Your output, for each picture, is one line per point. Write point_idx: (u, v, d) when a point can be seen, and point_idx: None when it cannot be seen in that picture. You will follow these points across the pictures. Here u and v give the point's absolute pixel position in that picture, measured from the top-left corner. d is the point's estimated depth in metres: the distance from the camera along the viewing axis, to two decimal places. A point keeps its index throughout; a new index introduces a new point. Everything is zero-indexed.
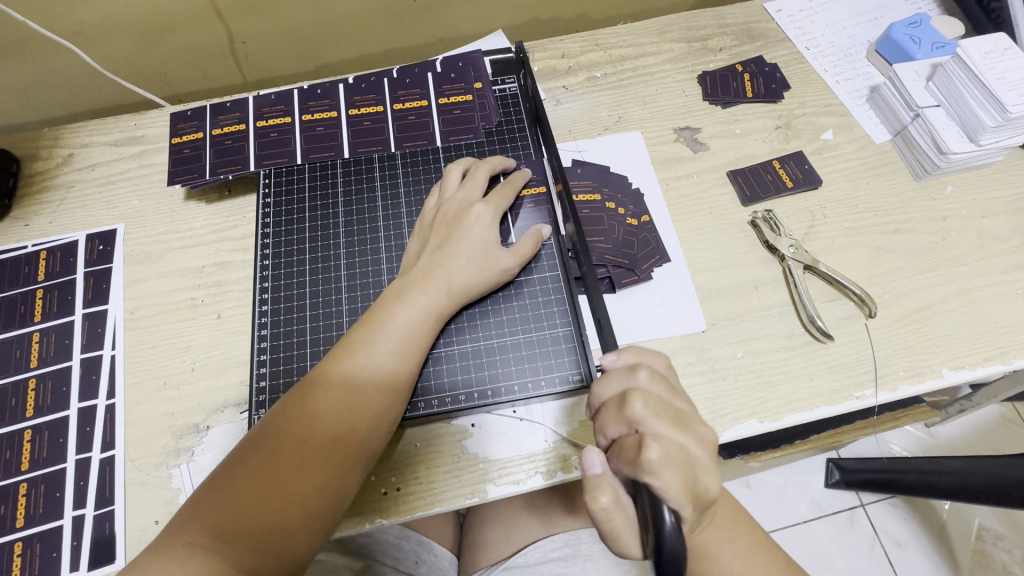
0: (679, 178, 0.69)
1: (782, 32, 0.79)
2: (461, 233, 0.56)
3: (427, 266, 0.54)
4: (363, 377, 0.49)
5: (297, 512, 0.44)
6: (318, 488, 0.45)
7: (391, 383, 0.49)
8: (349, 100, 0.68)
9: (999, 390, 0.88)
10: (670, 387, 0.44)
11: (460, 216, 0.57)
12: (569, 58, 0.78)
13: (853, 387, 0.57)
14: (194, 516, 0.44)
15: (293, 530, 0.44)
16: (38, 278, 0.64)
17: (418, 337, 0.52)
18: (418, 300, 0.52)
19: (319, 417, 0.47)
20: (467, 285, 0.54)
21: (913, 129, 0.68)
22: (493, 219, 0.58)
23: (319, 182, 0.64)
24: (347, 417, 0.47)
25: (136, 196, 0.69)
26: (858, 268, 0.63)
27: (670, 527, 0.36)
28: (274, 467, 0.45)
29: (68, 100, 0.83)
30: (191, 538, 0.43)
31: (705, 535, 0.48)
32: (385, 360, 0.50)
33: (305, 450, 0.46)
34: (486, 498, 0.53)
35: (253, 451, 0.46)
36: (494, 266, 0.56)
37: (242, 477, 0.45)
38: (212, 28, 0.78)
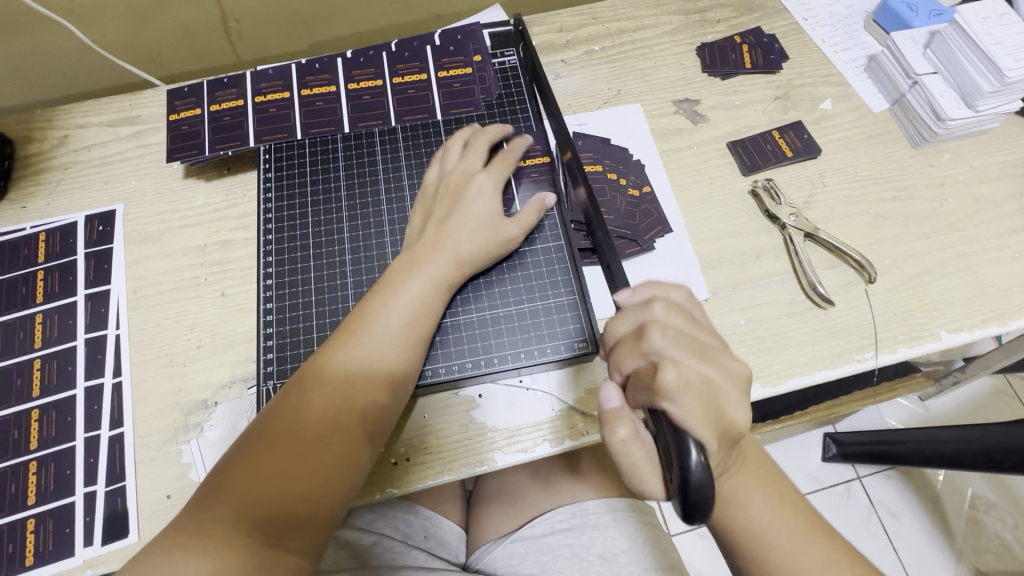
0: (680, 150, 0.69)
1: (780, 3, 0.79)
2: (466, 204, 0.56)
3: (432, 238, 0.54)
4: (379, 349, 0.49)
5: (321, 486, 0.45)
6: (339, 461, 0.46)
7: (405, 354, 0.50)
8: (348, 74, 0.67)
9: (992, 361, 0.90)
10: (688, 317, 0.44)
11: (464, 186, 0.57)
12: (567, 32, 0.77)
13: (854, 351, 0.58)
14: (214, 493, 0.43)
15: (318, 502, 0.45)
16: (38, 260, 0.64)
17: (429, 309, 0.52)
18: (428, 271, 0.53)
19: (336, 392, 0.47)
20: (474, 253, 0.55)
21: (911, 97, 0.68)
22: (496, 189, 0.58)
23: (319, 157, 0.64)
24: (365, 390, 0.48)
25: (134, 176, 0.68)
26: (858, 235, 0.64)
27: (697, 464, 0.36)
28: (294, 444, 0.45)
29: (60, 81, 0.81)
30: (215, 513, 0.42)
31: (733, 482, 0.48)
32: (397, 333, 0.50)
33: (325, 425, 0.46)
34: (495, 466, 0.54)
35: (270, 431, 0.45)
36: (500, 235, 0.56)
37: (260, 457, 0.44)
38: (205, 5, 0.77)
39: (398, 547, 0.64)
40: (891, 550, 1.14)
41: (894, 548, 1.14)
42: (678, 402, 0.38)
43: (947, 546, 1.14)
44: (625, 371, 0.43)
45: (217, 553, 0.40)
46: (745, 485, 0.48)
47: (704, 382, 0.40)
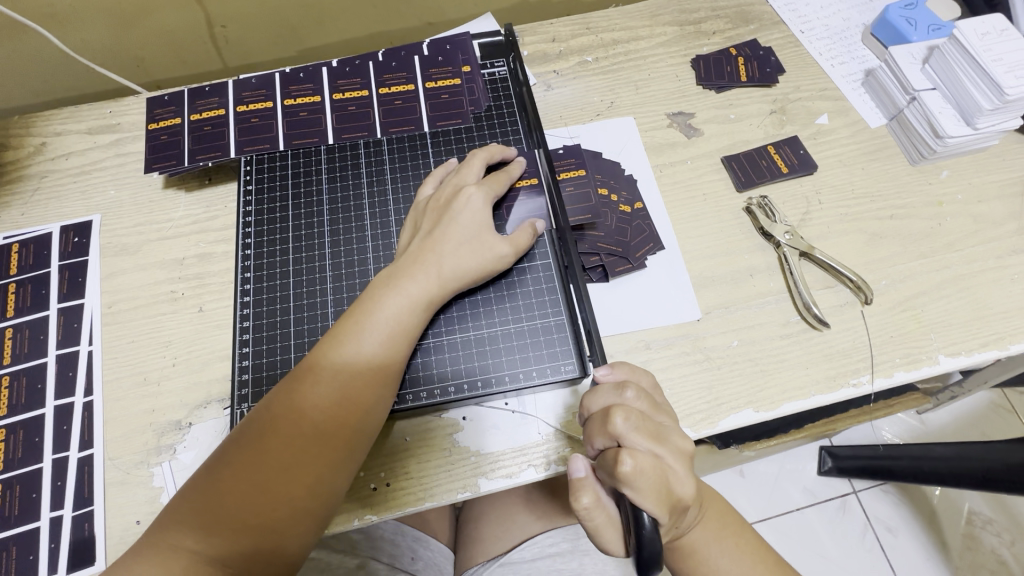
0: (673, 164, 0.67)
1: (776, 15, 0.78)
2: (453, 218, 0.54)
3: (417, 254, 0.53)
4: (353, 370, 0.47)
5: (287, 510, 0.43)
6: (308, 484, 0.44)
7: (383, 375, 0.48)
8: (333, 83, 0.65)
9: (987, 376, 0.91)
10: (655, 403, 0.44)
11: (451, 201, 0.55)
12: (560, 42, 0.76)
13: (849, 375, 0.57)
14: (179, 517, 0.42)
15: (281, 531, 0.43)
16: (10, 272, 0.62)
17: (408, 327, 0.50)
18: (409, 288, 0.51)
19: (308, 411, 0.45)
20: (458, 270, 0.53)
21: (909, 113, 0.67)
22: (485, 204, 0.56)
23: (302, 169, 0.62)
24: (336, 410, 0.46)
25: (112, 186, 0.67)
26: (854, 254, 0.62)
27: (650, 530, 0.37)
28: (264, 464, 0.43)
29: (40, 87, 0.80)
30: (178, 539, 0.41)
31: (692, 535, 0.47)
32: (372, 352, 0.48)
33: (296, 446, 0.44)
34: (478, 492, 0.52)
35: (239, 449, 0.44)
36: (489, 254, 0.54)
37: (230, 476, 0.43)
38: (190, 11, 0.75)
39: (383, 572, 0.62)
40: (887, 567, 1.12)
41: (890, 565, 1.12)
42: (635, 486, 0.38)
43: (944, 564, 1.12)
44: (594, 448, 0.42)
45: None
46: (705, 536, 0.47)
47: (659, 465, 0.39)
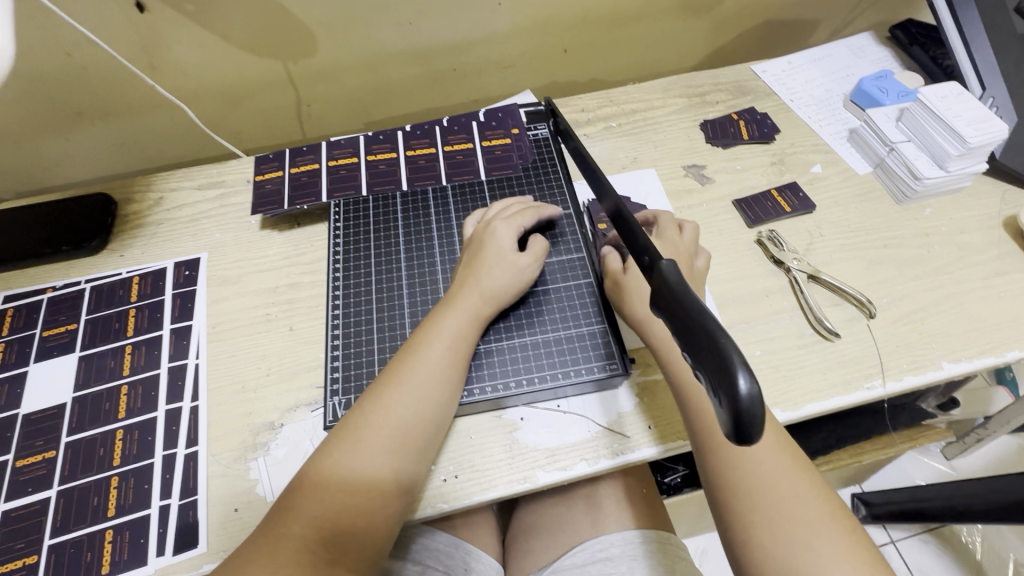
0: (691, 206, 0.79)
1: (768, 88, 0.93)
2: (484, 248, 0.65)
3: (464, 281, 0.64)
4: (426, 372, 0.56)
5: (373, 506, 0.51)
6: (388, 476, 0.52)
7: (447, 376, 0.57)
8: (406, 143, 0.80)
9: (1012, 416, 1.01)
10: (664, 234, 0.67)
11: (484, 235, 0.67)
12: (588, 112, 0.91)
13: (863, 379, 0.64)
14: (283, 512, 0.49)
15: (374, 516, 0.50)
16: (131, 299, 0.73)
17: (468, 335, 0.60)
18: (464, 304, 0.61)
19: (380, 412, 0.54)
20: (499, 289, 0.63)
21: (890, 161, 0.78)
22: (508, 231, 0.67)
23: (381, 209, 0.75)
24: (408, 407, 0.54)
25: (217, 230, 0.79)
26: (856, 277, 0.71)
27: (747, 388, 0.32)
28: (352, 462, 0.51)
29: (157, 154, 0.96)
30: (285, 530, 0.48)
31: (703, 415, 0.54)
32: (441, 357, 0.58)
33: (378, 441, 0.52)
34: (538, 483, 0.58)
35: (324, 455, 0.52)
36: (517, 270, 0.64)
37: (321, 476, 0.51)
38: (284, 92, 0.92)
39: None
40: None
41: None
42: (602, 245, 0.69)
43: None
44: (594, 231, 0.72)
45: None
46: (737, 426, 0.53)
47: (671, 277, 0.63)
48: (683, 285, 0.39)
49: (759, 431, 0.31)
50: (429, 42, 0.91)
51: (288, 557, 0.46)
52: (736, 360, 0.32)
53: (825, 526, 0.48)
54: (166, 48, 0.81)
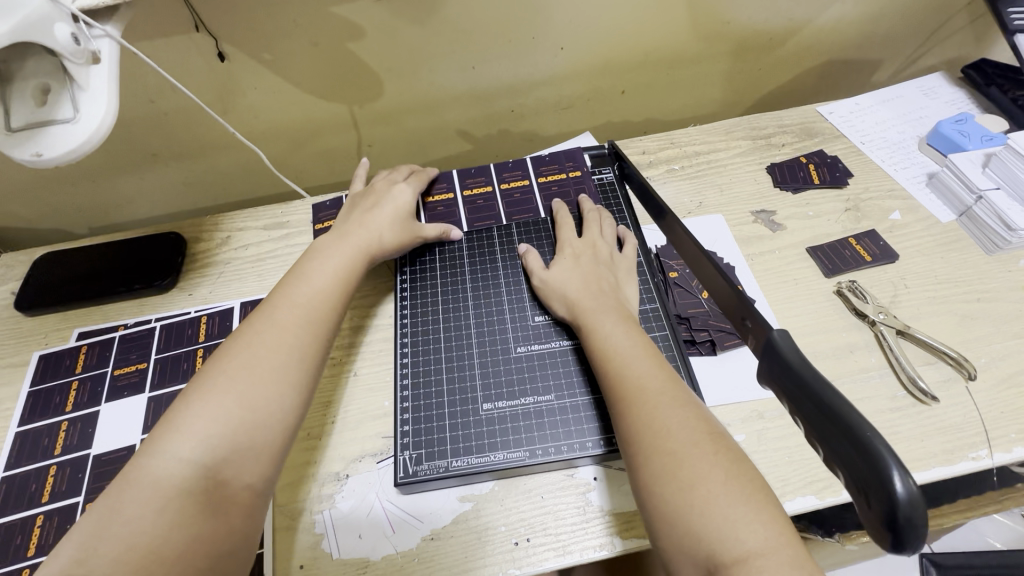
0: (763, 253, 0.76)
1: (837, 130, 0.90)
2: (385, 200, 0.72)
3: (356, 224, 0.69)
4: (304, 296, 0.59)
5: (265, 415, 0.50)
6: (282, 386, 0.52)
7: (321, 316, 0.59)
8: (463, 182, 0.81)
9: None
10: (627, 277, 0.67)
11: (385, 191, 0.74)
12: (650, 154, 0.90)
13: (967, 448, 0.59)
14: (163, 430, 0.48)
15: (264, 424, 0.50)
16: (198, 339, 0.73)
17: (352, 267, 0.64)
18: (353, 241, 0.66)
19: (261, 347, 0.54)
20: (387, 237, 0.69)
21: (978, 209, 0.74)
22: (410, 194, 0.74)
23: (447, 253, 0.74)
24: (301, 324, 0.57)
25: (282, 271, 0.80)
26: (949, 333, 0.67)
27: (905, 488, 0.30)
28: (243, 392, 0.50)
29: (222, 192, 0.99)
30: (165, 444, 0.46)
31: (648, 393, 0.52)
32: (319, 285, 0.61)
33: (271, 351, 0.54)
34: (615, 551, 0.55)
35: (201, 390, 0.50)
36: (408, 224, 0.71)
37: (211, 385, 0.50)
38: (347, 134, 0.94)
39: None
40: None
41: None
42: (593, 228, 0.72)
43: None
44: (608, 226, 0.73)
45: (169, 520, 0.43)
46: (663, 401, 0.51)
47: (610, 273, 0.66)
48: (803, 362, 0.38)
49: (924, 541, 0.29)
50: (489, 85, 0.92)
51: (170, 483, 0.44)
52: (889, 457, 0.30)
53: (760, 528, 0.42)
54: (242, 94, 0.84)
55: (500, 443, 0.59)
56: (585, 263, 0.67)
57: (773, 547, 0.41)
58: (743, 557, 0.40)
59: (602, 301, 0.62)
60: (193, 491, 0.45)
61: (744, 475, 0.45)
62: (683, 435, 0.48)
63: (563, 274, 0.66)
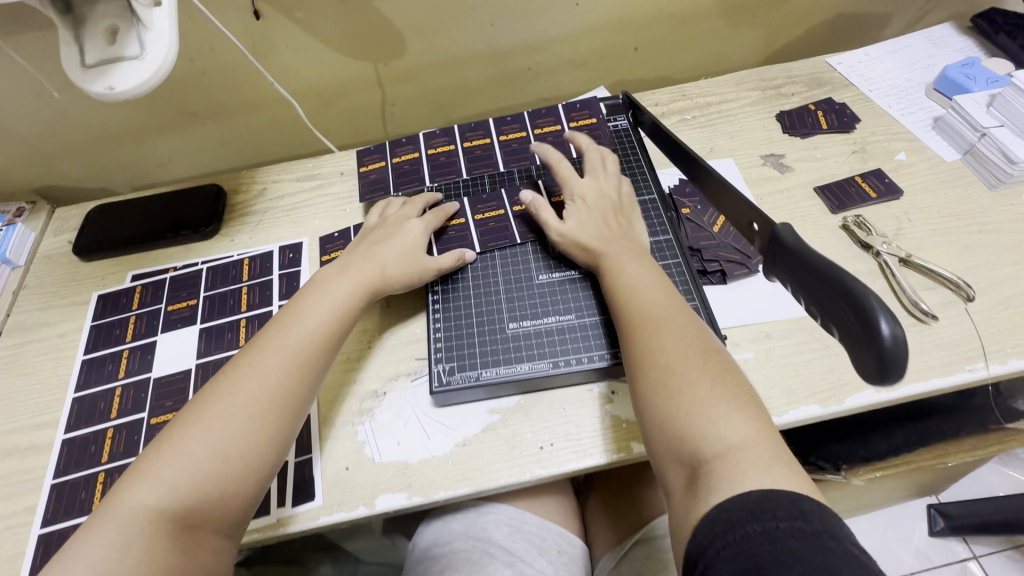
0: (771, 194, 0.80)
1: (845, 79, 0.93)
2: (395, 237, 0.70)
3: (361, 257, 0.68)
4: (295, 338, 0.59)
5: (241, 466, 0.52)
6: (261, 436, 0.54)
7: (310, 358, 0.59)
8: (498, 128, 0.84)
9: None
10: (631, 215, 0.70)
11: (398, 225, 0.72)
12: (662, 106, 0.93)
13: (964, 362, 0.63)
14: (143, 469, 0.51)
15: (240, 477, 0.52)
16: (243, 279, 0.79)
17: (348, 307, 0.64)
18: (352, 278, 0.65)
19: (244, 394, 0.55)
20: (393, 273, 0.67)
21: (982, 146, 0.77)
22: (423, 230, 0.71)
23: (472, 192, 0.79)
24: (287, 369, 0.57)
25: (316, 218, 0.86)
26: (950, 261, 0.70)
27: (890, 331, 0.36)
28: (219, 440, 0.52)
29: (254, 151, 1.04)
30: (138, 490, 0.49)
31: (655, 323, 0.56)
32: (312, 326, 0.61)
33: (252, 400, 0.54)
34: (633, 453, 0.60)
35: (180, 434, 0.52)
36: (417, 262, 0.68)
37: (195, 426, 0.52)
38: (372, 93, 0.99)
39: (537, 566, 0.68)
40: None
41: None
42: (596, 169, 0.74)
43: None
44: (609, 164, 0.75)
45: (139, 555, 0.46)
46: (668, 324, 0.55)
47: (618, 216, 0.69)
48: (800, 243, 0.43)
49: (902, 368, 0.35)
50: (508, 42, 0.96)
51: (136, 530, 0.47)
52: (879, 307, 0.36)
53: (751, 440, 0.46)
54: (275, 54, 0.89)
55: (525, 356, 0.64)
56: (595, 208, 0.69)
57: (752, 441, 0.46)
58: (724, 451, 0.45)
59: (620, 246, 0.65)
60: (163, 534, 0.48)
61: (730, 385, 0.50)
62: (676, 355, 0.53)
63: (578, 220, 0.68)
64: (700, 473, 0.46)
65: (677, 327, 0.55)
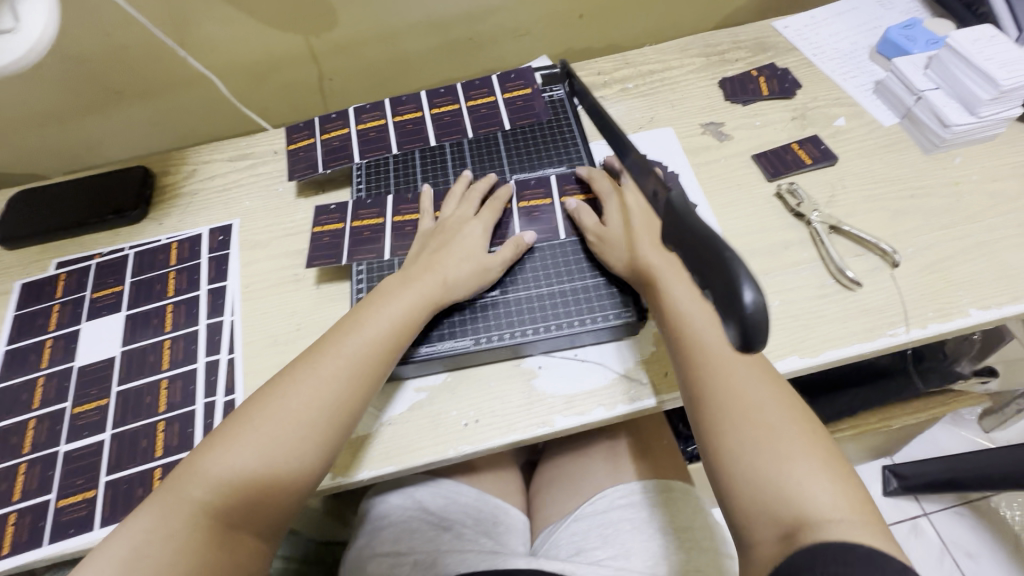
0: (709, 163, 0.79)
1: (790, 43, 0.91)
2: (457, 238, 0.67)
3: (424, 264, 0.65)
4: (354, 347, 0.58)
5: (284, 474, 0.52)
6: (314, 443, 0.54)
7: (366, 369, 0.57)
8: (430, 102, 0.82)
9: None
10: None
11: (457, 228, 0.68)
12: (605, 74, 0.91)
13: (886, 327, 0.63)
14: (201, 466, 0.52)
15: (283, 483, 0.52)
16: (170, 263, 0.77)
17: (409, 320, 0.61)
18: (418, 287, 0.62)
19: (296, 400, 0.54)
20: (458, 279, 0.64)
21: (918, 110, 0.76)
22: (483, 231, 0.68)
23: (401, 168, 0.78)
24: (340, 378, 0.56)
25: (247, 199, 0.83)
26: (880, 227, 0.70)
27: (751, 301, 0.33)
28: (267, 445, 0.52)
29: (189, 131, 1.00)
30: (191, 485, 0.51)
31: (730, 367, 0.53)
32: (373, 338, 0.59)
33: (305, 410, 0.54)
34: (555, 428, 0.60)
35: (230, 435, 0.53)
36: (482, 264, 0.65)
37: (249, 432, 0.53)
38: (307, 68, 0.95)
39: (468, 533, 0.70)
40: None
41: None
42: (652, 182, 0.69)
43: None
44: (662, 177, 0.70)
45: (175, 547, 0.48)
46: (750, 372, 0.53)
47: None
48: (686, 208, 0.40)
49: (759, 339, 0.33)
50: (445, 11, 0.93)
51: (183, 523, 0.49)
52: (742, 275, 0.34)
53: (840, 506, 0.44)
54: (197, 27, 0.85)
55: (447, 334, 0.64)
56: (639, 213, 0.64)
57: (841, 511, 0.44)
58: (825, 515, 0.44)
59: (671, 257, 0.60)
60: (208, 530, 0.49)
61: (818, 446, 0.48)
62: (774, 409, 0.50)
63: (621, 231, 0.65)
64: (797, 535, 0.44)
65: (764, 378, 0.53)
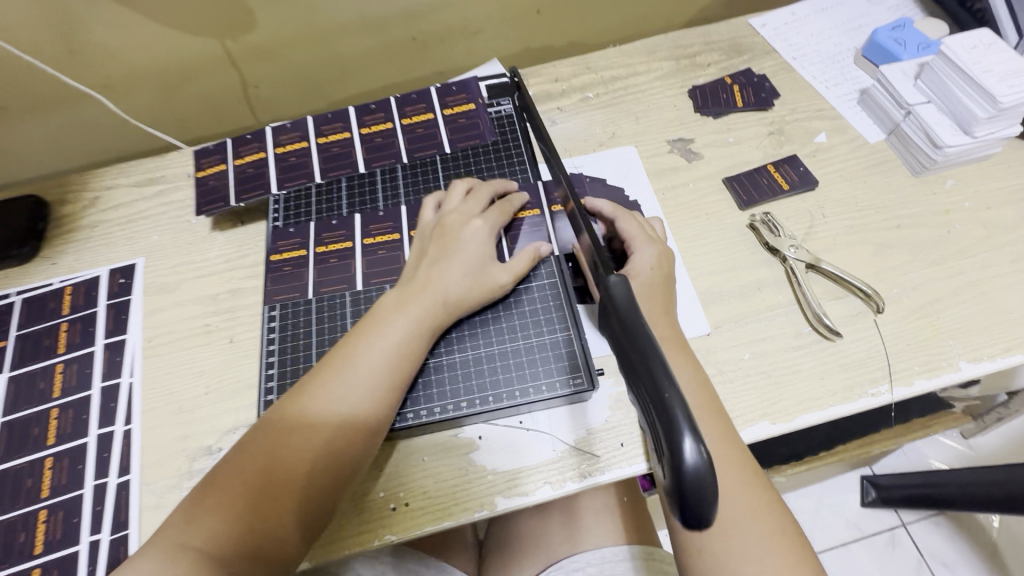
0: (676, 187, 0.70)
1: (768, 44, 0.82)
2: (459, 247, 0.58)
3: (425, 277, 0.56)
4: (361, 374, 0.50)
5: (283, 528, 0.44)
6: (319, 484, 0.46)
7: (374, 399, 0.50)
8: (360, 120, 0.73)
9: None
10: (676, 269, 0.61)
11: (459, 231, 0.60)
12: (562, 81, 0.81)
13: (867, 385, 0.56)
14: (182, 520, 0.44)
15: (282, 537, 0.44)
16: (62, 313, 0.67)
17: (416, 344, 0.53)
18: (421, 305, 0.54)
19: (295, 438, 0.47)
20: (462, 297, 0.56)
21: (906, 127, 0.68)
22: (489, 235, 0.60)
23: (325, 201, 0.69)
24: (346, 407, 0.49)
25: (154, 232, 0.73)
26: (863, 265, 0.63)
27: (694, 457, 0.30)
28: (263, 492, 0.45)
29: (95, 146, 0.89)
30: (176, 540, 0.42)
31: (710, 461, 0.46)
32: (381, 361, 0.51)
33: (303, 452, 0.47)
34: (496, 511, 0.53)
35: (221, 481, 0.45)
36: (488, 278, 0.58)
37: (238, 480, 0.45)
38: (227, 76, 0.84)
39: None
40: None
41: None
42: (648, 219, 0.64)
43: None
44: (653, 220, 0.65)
45: None
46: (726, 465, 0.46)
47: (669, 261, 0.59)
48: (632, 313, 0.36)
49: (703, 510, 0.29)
50: (382, 10, 0.81)
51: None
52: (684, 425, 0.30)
53: None
54: (87, 32, 0.73)
55: None
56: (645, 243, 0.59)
57: None
58: None
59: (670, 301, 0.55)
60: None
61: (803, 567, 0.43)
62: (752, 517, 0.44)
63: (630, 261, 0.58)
64: None
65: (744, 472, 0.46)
